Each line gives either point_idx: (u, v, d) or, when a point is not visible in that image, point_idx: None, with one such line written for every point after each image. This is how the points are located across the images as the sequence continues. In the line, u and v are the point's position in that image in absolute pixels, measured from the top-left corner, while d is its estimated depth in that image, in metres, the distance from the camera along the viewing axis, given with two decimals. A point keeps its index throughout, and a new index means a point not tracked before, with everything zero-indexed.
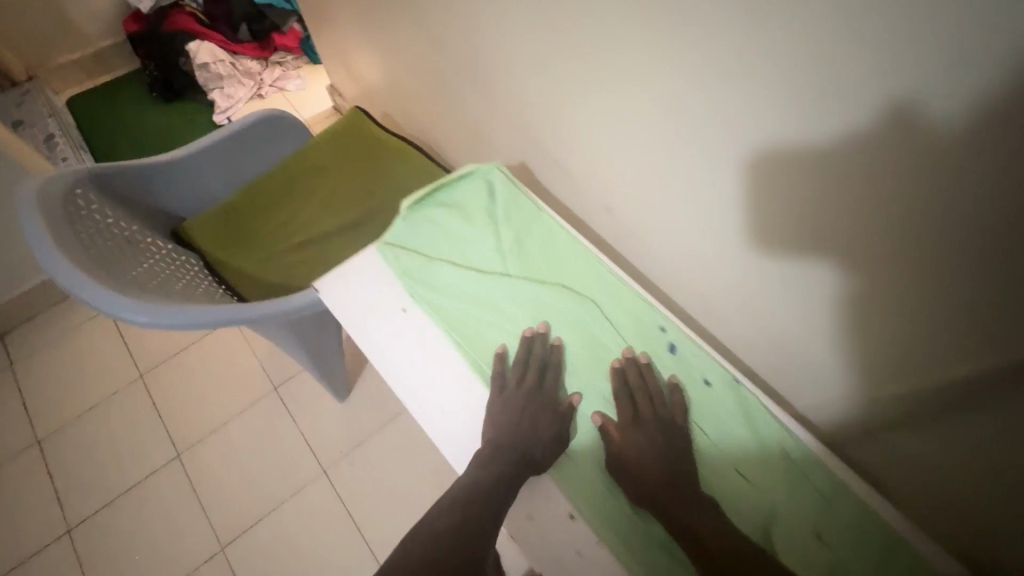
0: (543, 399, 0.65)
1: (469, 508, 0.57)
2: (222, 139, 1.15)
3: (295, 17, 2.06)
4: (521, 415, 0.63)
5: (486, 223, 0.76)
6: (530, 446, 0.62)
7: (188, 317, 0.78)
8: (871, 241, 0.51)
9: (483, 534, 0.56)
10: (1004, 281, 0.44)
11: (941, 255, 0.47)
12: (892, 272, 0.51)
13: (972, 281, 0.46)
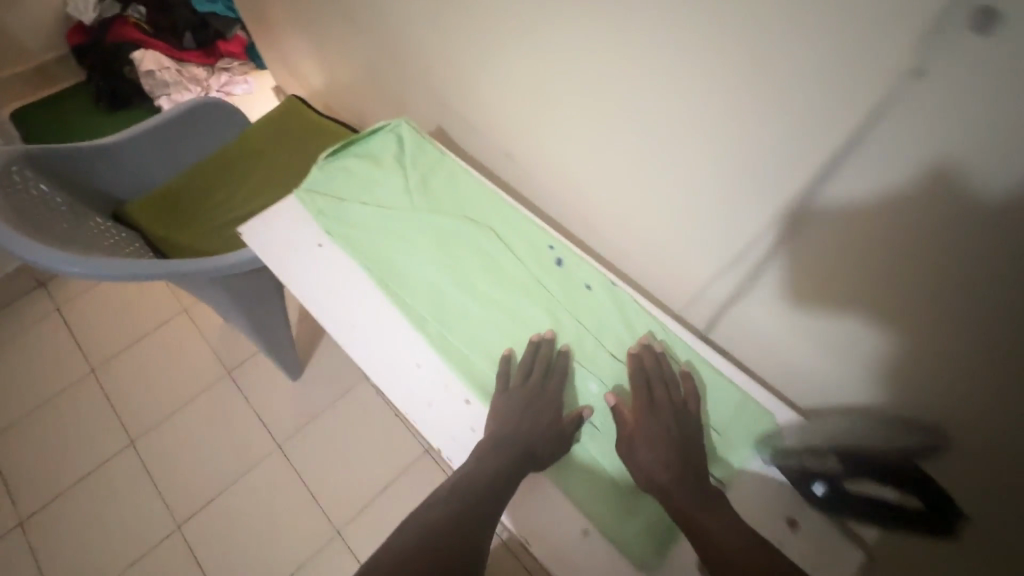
0: (549, 397, 0.65)
1: (471, 496, 0.56)
2: (159, 126, 1.22)
3: (237, 25, 2.12)
4: (528, 408, 0.63)
5: (394, 168, 0.84)
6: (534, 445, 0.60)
7: (118, 271, 0.85)
8: (683, 121, 0.61)
9: (485, 522, 0.55)
10: (762, 126, 0.54)
11: (724, 117, 0.56)
12: (742, 171, 0.59)
13: (747, 132, 0.55)
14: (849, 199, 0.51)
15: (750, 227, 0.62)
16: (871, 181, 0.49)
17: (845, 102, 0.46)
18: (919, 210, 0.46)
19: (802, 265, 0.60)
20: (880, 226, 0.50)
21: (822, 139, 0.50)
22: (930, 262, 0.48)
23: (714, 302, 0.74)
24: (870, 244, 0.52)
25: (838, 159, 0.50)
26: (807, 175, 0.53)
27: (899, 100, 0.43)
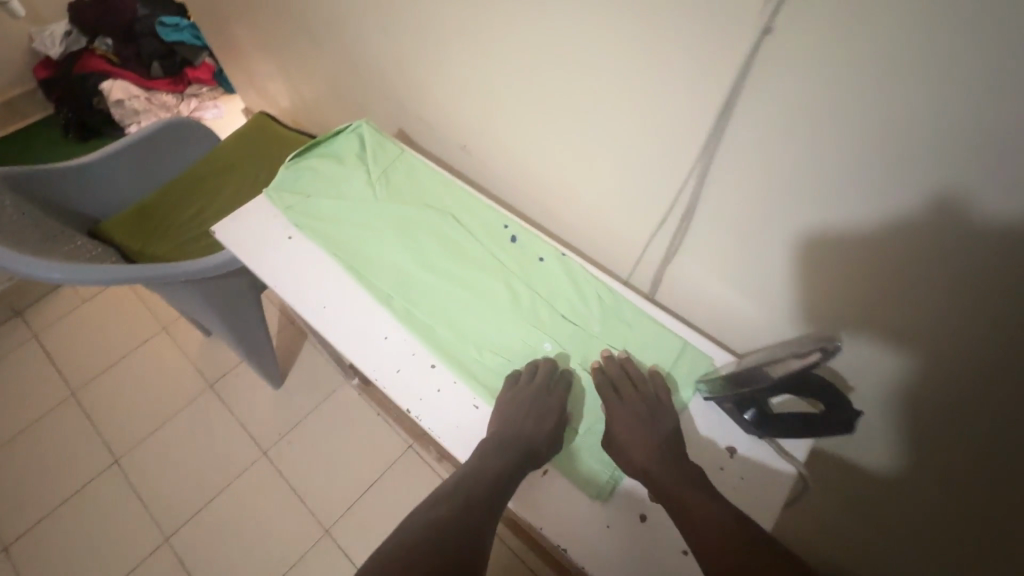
0: (548, 399, 0.67)
1: (473, 498, 0.58)
2: (131, 145, 1.27)
3: (204, 52, 2.17)
4: (526, 410, 0.65)
5: (357, 165, 0.90)
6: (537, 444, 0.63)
7: (98, 275, 0.89)
8: (601, 97, 0.68)
9: (487, 522, 0.57)
10: (661, 92, 0.61)
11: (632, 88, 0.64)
12: (717, 173, 0.63)
13: (661, 101, 0.63)
14: (740, 148, 0.59)
15: (671, 186, 0.70)
16: (753, 129, 0.56)
17: (719, 63, 0.54)
18: (795, 147, 0.55)
19: (717, 213, 0.67)
20: (769, 166, 0.58)
21: (708, 97, 0.58)
22: (814, 190, 0.56)
23: (654, 261, 0.81)
24: (764, 185, 0.60)
25: (724, 112, 0.58)
26: (703, 131, 0.61)
27: (761, 54, 0.51)
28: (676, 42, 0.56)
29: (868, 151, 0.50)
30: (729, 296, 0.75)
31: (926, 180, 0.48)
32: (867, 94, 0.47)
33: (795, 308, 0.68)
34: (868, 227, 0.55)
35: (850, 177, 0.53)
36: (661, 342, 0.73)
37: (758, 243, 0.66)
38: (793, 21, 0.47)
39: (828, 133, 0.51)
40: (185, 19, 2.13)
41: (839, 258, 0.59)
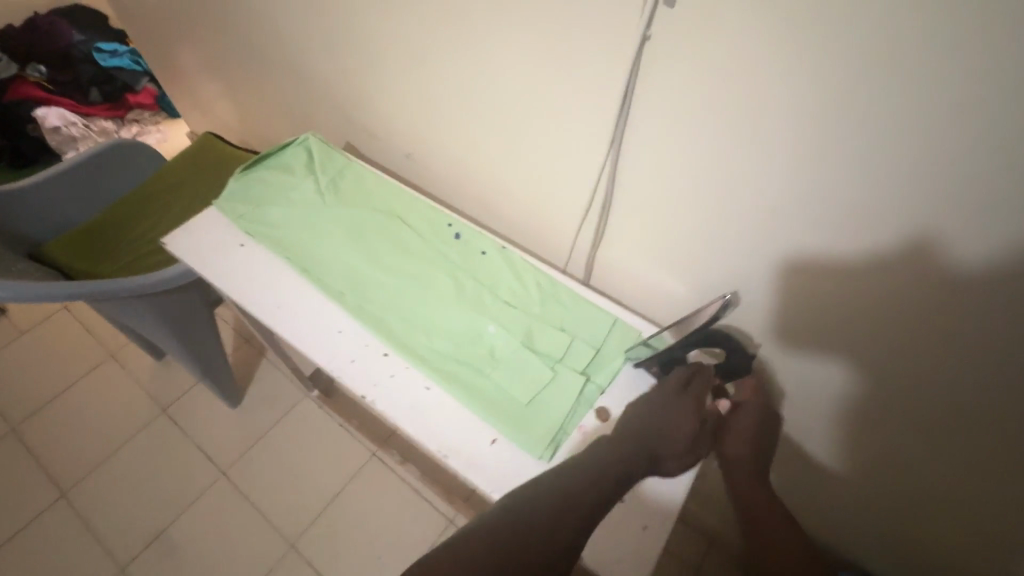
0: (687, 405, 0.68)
1: (580, 480, 0.59)
2: (73, 165, 1.26)
3: (146, 77, 2.19)
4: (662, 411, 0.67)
5: (306, 174, 0.95)
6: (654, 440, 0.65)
7: (43, 292, 0.89)
8: (524, 100, 0.76)
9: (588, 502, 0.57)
10: (573, 92, 0.70)
11: (548, 91, 0.72)
12: (668, 190, 0.70)
13: (583, 105, 0.70)
14: (644, 137, 0.67)
15: (590, 179, 0.78)
16: (653, 120, 0.65)
17: (618, 63, 0.63)
18: (687, 133, 0.63)
19: (632, 199, 0.76)
20: (670, 152, 0.66)
21: (613, 94, 0.66)
22: (707, 171, 0.65)
23: (586, 250, 0.89)
24: (667, 169, 0.68)
25: (627, 107, 0.66)
26: (611, 125, 0.69)
27: (649, 54, 0.59)
28: (581, 47, 0.64)
29: (742, 132, 0.59)
30: (656, 278, 0.83)
31: (897, 212, 0.54)
32: (735, 84, 0.56)
33: (706, 278, 0.77)
34: (753, 200, 0.64)
35: (733, 157, 0.61)
36: (594, 319, 0.81)
37: (668, 224, 0.75)
38: (670, 27, 0.56)
39: (709, 120, 0.60)
40: (125, 46, 2.15)
41: (735, 229, 0.68)
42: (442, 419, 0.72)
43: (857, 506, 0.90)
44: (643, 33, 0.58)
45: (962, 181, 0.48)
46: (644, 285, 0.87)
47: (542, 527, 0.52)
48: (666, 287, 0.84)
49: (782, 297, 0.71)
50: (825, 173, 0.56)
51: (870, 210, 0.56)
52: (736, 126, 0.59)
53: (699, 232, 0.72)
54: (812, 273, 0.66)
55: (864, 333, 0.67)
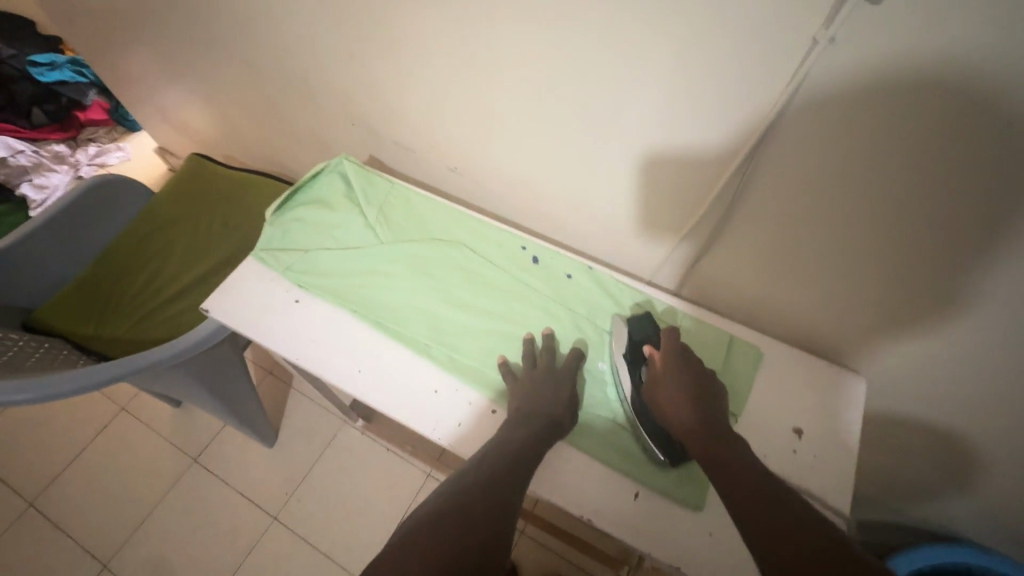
0: (563, 376, 0.68)
1: (496, 457, 0.57)
2: (50, 216, 1.10)
3: (93, 89, 1.94)
4: (542, 391, 0.66)
5: (350, 208, 0.84)
6: (550, 409, 0.64)
7: (60, 386, 0.77)
8: (628, 106, 0.68)
9: (505, 481, 0.55)
10: (702, 99, 0.61)
11: (664, 99, 0.64)
12: (790, 187, 0.64)
13: (693, 105, 0.62)
14: (792, 146, 0.60)
15: (701, 189, 0.71)
16: (808, 127, 0.57)
17: (776, 66, 0.54)
18: (850, 141, 0.56)
19: (756, 206, 0.69)
20: (821, 160, 0.59)
21: (762, 102, 0.58)
22: (864, 179, 0.58)
23: (682, 258, 0.83)
24: (806, 172, 0.61)
25: (778, 116, 0.58)
26: (751, 133, 0.61)
27: (824, 57, 0.51)
28: (727, 50, 0.56)
29: (924, 144, 0.52)
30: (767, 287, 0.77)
31: (779, 80, 0.55)
32: (933, 91, 0.48)
33: (826, 286, 0.72)
34: (914, 211, 0.57)
35: (903, 166, 0.55)
36: (709, 340, 0.75)
37: (793, 230, 0.69)
38: (862, 30, 0.48)
39: (884, 130, 0.53)
40: (62, 56, 1.88)
41: (872, 233, 0.62)
42: (580, 483, 0.65)
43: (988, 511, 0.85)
44: (824, 36, 0.50)
45: (832, 22, 0.48)
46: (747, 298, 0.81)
47: (464, 531, 0.47)
48: (770, 296, 0.80)
49: (920, 307, 0.66)
50: (706, 57, 0.57)
51: (749, 81, 0.57)
52: (918, 137, 0.51)
53: (828, 236, 0.66)
54: (970, 290, 0.60)
55: (929, 276, 0.62)
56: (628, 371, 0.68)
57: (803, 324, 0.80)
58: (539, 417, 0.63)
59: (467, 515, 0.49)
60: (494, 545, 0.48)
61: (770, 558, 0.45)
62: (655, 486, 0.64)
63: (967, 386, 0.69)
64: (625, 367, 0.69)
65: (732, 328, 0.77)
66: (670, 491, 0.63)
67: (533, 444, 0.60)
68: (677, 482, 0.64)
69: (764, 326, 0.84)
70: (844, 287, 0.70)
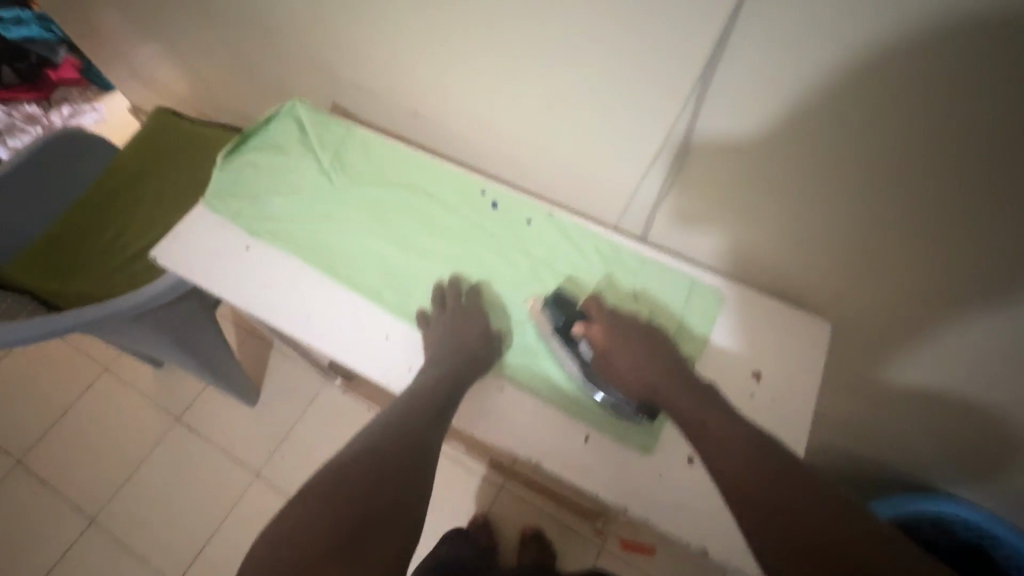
0: (474, 314, 0.69)
1: (414, 400, 0.59)
2: (11, 169, 1.07)
3: (63, 47, 1.88)
4: (461, 326, 0.66)
5: (303, 152, 0.81)
6: (472, 346, 0.65)
7: (15, 335, 0.77)
8: (580, 28, 0.63)
9: (426, 425, 0.56)
10: (654, 14, 0.57)
11: (616, 15, 0.60)
12: (752, 113, 0.61)
13: (649, 24, 0.59)
14: (747, 62, 0.56)
15: (664, 121, 0.67)
16: (762, 39, 0.54)
17: None
18: (806, 52, 0.53)
19: (717, 140, 0.65)
20: (779, 77, 0.56)
21: (715, 15, 0.54)
22: (823, 95, 0.55)
23: (648, 204, 0.80)
24: (768, 94, 0.58)
25: (731, 28, 0.54)
26: (705, 50, 0.57)
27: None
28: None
29: (885, 44, 0.49)
30: (734, 229, 0.75)
31: None
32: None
33: (792, 226, 0.69)
34: (877, 123, 0.55)
35: (864, 73, 0.52)
36: (667, 283, 0.73)
37: (757, 166, 0.65)
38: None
39: (842, 34, 0.50)
40: (27, 11, 1.82)
41: (838, 160, 0.60)
42: (535, 425, 0.64)
43: (956, 453, 0.84)
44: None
45: None
46: (715, 242, 0.79)
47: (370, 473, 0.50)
48: (738, 242, 0.77)
49: (887, 236, 0.63)
50: None
51: None
52: (879, 36, 0.49)
53: (793, 169, 0.63)
54: (937, 206, 0.58)
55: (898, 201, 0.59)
56: (564, 348, 0.65)
57: (770, 270, 0.78)
58: (460, 357, 0.64)
59: (378, 458, 0.52)
60: (402, 482, 0.51)
61: (754, 517, 0.45)
62: (608, 427, 0.63)
63: (938, 319, 0.67)
64: (562, 348, 0.65)
65: (695, 272, 0.75)
66: (624, 432, 0.62)
67: (446, 382, 0.61)
68: (630, 423, 0.63)
69: (732, 274, 0.82)
70: (813, 224, 0.68)
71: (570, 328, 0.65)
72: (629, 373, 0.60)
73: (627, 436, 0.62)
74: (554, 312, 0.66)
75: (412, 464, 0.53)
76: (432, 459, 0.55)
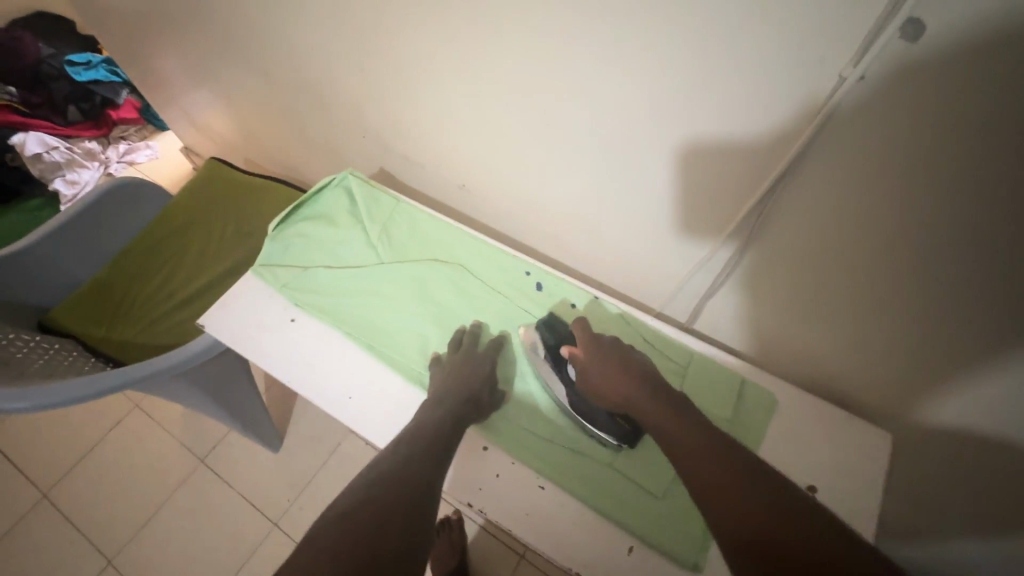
0: (479, 356, 0.69)
1: (415, 439, 0.57)
2: (68, 217, 1.11)
3: (126, 89, 1.99)
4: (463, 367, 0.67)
5: (353, 224, 0.82)
6: (474, 385, 0.66)
7: (61, 395, 0.77)
8: (643, 131, 0.64)
9: (426, 462, 0.55)
10: (721, 129, 0.58)
11: (681, 126, 0.61)
12: (815, 225, 0.60)
13: (712, 136, 0.59)
14: (813, 181, 0.56)
15: (719, 221, 0.67)
16: (831, 162, 0.54)
17: (799, 101, 0.51)
18: (877, 182, 0.52)
19: (775, 244, 0.65)
20: (845, 199, 0.55)
21: (785, 137, 0.54)
22: (890, 225, 0.54)
23: (694, 293, 0.79)
24: (831, 211, 0.58)
25: (800, 152, 0.54)
26: (769, 166, 0.58)
27: (852, 95, 0.48)
28: (748, 78, 0.52)
29: (959, 192, 0.47)
30: (787, 327, 0.73)
31: (802, 115, 0.52)
32: (976, 136, 0.44)
33: (851, 334, 0.67)
34: (946, 260, 0.52)
35: (938, 212, 0.50)
36: (718, 381, 0.71)
37: (813, 271, 0.64)
38: (894, 66, 0.45)
39: (918, 170, 0.49)
40: (98, 56, 1.94)
41: (902, 282, 0.57)
42: (574, 529, 0.62)
43: None
44: (852, 73, 0.46)
45: (862, 61, 0.45)
46: (766, 336, 0.77)
47: (375, 511, 0.47)
48: (790, 340, 0.75)
49: (953, 365, 0.59)
50: (725, 89, 0.54)
51: (773, 116, 0.54)
52: (957, 182, 0.47)
53: (854, 281, 0.62)
54: (1002, 355, 0.54)
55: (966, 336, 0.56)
56: (553, 371, 0.67)
57: (822, 371, 0.75)
58: (458, 393, 0.64)
59: (382, 498, 0.49)
60: (410, 520, 0.48)
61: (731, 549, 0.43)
62: (657, 538, 0.60)
63: None
64: (550, 373, 0.68)
65: (745, 369, 0.73)
66: (673, 545, 0.59)
67: (448, 421, 0.61)
68: (679, 535, 0.60)
69: (781, 369, 0.79)
70: (873, 337, 0.65)
71: (559, 350, 0.67)
72: (611, 387, 0.60)
73: (674, 544, 0.59)
74: (545, 334, 0.69)
75: (420, 501, 0.50)
76: (438, 499, 0.52)
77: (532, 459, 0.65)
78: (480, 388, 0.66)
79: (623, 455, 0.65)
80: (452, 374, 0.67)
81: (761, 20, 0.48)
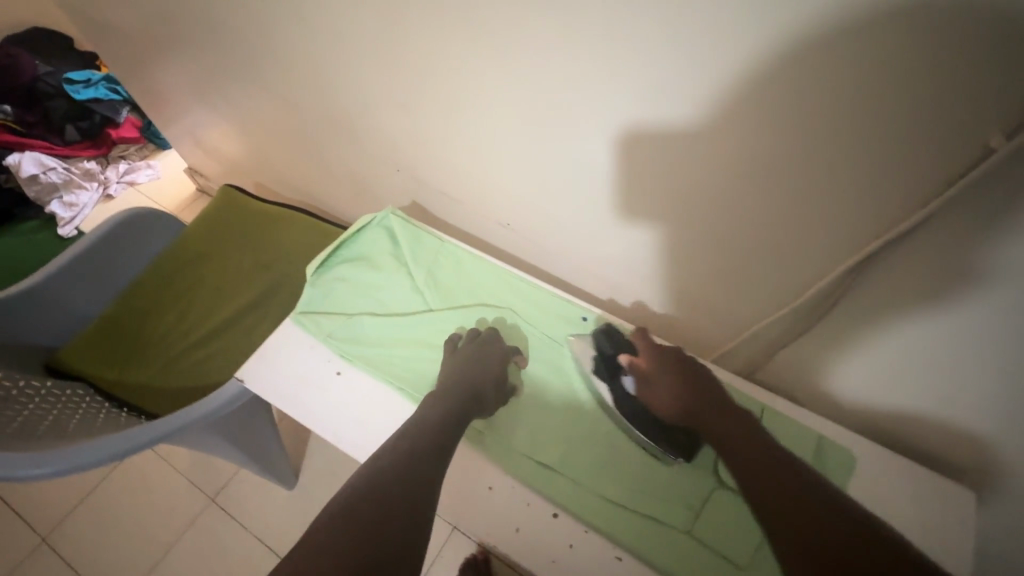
0: (490, 355, 0.68)
1: (419, 437, 0.56)
2: (79, 254, 1.06)
3: (127, 107, 1.92)
4: (472, 364, 0.66)
5: (398, 269, 0.78)
6: (477, 385, 0.64)
7: (86, 458, 0.73)
8: (693, 175, 0.59)
9: (428, 457, 0.53)
10: (815, 187, 0.52)
11: (716, 166, 0.57)
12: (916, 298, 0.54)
13: (808, 195, 0.53)
14: (932, 254, 0.50)
15: (801, 282, 0.62)
16: (955, 234, 0.48)
17: (927, 168, 0.45)
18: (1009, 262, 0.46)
19: (862, 313, 0.59)
20: (967, 275, 0.49)
21: (900, 204, 0.49)
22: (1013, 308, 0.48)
23: (695, 308, 0.77)
24: (939, 287, 0.52)
25: (921, 222, 0.48)
26: (875, 231, 0.52)
27: (1000, 169, 0.42)
28: (833, 131, 0.47)
29: None
30: (865, 392, 0.67)
31: (926, 183, 0.46)
32: None
33: (943, 407, 0.61)
34: None
35: None
36: (794, 437, 0.67)
37: (900, 329, 0.58)
38: None
39: None
40: (98, 73, 1.87)
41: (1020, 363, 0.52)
42: None
43: None
44: (1005, 145, 0.40)
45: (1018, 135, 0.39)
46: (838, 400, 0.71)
47: (376, 505, 0.46)
48: (871, 407, 0.69)
49: None
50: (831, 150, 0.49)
51: (888, 182, 0.48)
52: None
53: (956, 358, 0.55)
54: None
55: None
56: (608, 383, 0.66)
57: (904, 437, 0.69)
58: (461, 391, 0.63)
59: (383, 492, 0.47)
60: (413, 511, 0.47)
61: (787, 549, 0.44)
62: None
63: None
64: (604, 382, 0.67)
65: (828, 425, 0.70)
66: None
67: (452, 420, 0.60)
68: None
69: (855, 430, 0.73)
70: (972, 414, 0.59)
71: (616, 358, 0.66)
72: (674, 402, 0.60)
73: None
74: (602, 346, 0.68)
75: (420, 495, 0.49)
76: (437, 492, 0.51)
77: (608, 529, 0.60)
78: (485, 390, 0.65)
79: (704, 520, 0.60)
80: (461, 368, 0.65)
81: (710, 28, 0.46)
